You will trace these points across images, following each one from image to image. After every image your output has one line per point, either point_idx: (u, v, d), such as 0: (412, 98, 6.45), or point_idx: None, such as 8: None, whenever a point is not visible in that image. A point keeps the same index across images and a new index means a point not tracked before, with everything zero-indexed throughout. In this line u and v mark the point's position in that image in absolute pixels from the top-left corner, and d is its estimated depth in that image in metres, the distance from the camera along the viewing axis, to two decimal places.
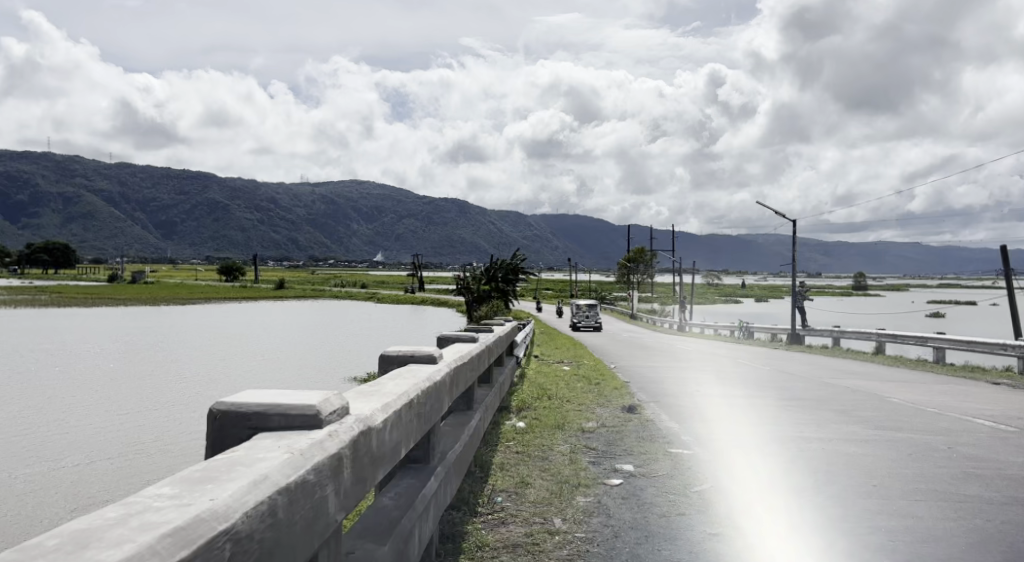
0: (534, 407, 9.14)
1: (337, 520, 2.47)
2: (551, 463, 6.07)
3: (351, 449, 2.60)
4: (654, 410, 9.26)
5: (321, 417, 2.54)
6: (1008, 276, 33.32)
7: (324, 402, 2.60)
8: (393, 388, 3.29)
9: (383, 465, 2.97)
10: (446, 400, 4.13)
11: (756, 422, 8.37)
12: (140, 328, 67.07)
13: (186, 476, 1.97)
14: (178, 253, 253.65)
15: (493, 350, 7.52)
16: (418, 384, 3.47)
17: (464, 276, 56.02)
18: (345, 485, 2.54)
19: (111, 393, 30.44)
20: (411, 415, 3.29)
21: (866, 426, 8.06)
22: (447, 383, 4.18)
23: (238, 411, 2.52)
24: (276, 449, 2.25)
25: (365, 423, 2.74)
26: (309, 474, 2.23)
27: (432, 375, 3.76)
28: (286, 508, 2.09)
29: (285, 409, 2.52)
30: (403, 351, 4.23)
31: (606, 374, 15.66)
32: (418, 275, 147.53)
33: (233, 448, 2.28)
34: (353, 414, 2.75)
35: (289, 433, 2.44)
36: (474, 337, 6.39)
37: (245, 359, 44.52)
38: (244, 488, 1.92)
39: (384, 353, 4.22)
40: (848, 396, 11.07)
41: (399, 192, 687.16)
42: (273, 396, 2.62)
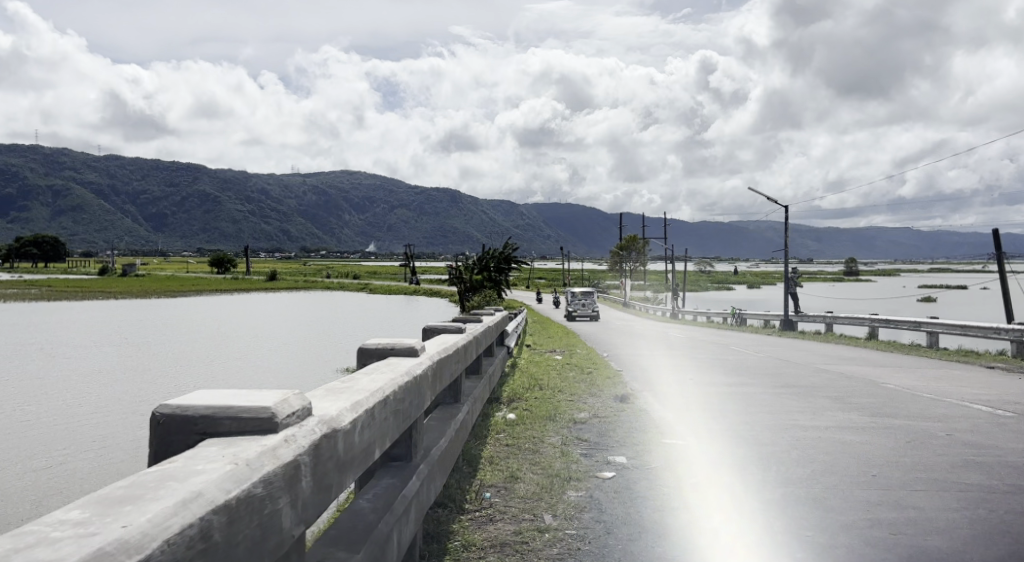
0: (525, 397, 9.00)
1: (293, 534, 2.33)
2: (542, 456, 5.92)
3: (311, 455, 2.47)
4: (647, 398, 9.12)
5: (275, 421, 2.40)
6: (1000, 260, 33.22)
7: (278, 406, 2.46)
8: (366, 385, 3.13)
9: (353, 468, 2.83)
10: (428, 394, 3.97)
11: (751, 410, 8.24)
12: (130, 321, 66.62)
13: (103, 496, 1.83)
14: (170, 246, 253.02)
15: (481, 340, 7.35)
16: (396, 379, 3.31)
17: (457, 266, 55.81)
18: (304, 494, 2.41)
19: (104, 387, 30.31)
20: (386, 413, 3.15)
21: (863, 413, 7.94)
22: (429, 376, 4.01)
23: (182, 416, 2.39)
24: (218, 460, 2.11)
25: (329, 425, 2.60)
26: (254, 488, 2.09)
27: (411, 370, 3.59)
28: (228, 522, 1.97)
29: (236, 414, 2.39)
30: (382, 344, 4.06)
31: (599, 363, 15.49)
32: (411, 266, 147.34)
33: (170, 459, 2.14)
34: (315, 415, 2.61)
35: (235, 440, 2.30)
36: (460, 327, 6.21)
37: (235, 352, 44.20)
38: (169, 509, 1.77)
39: (363, 346, 4.03)
40: (844, 383, 10.94)
41: (391, 182, 686.89)
42: (225, 397, 2.49)
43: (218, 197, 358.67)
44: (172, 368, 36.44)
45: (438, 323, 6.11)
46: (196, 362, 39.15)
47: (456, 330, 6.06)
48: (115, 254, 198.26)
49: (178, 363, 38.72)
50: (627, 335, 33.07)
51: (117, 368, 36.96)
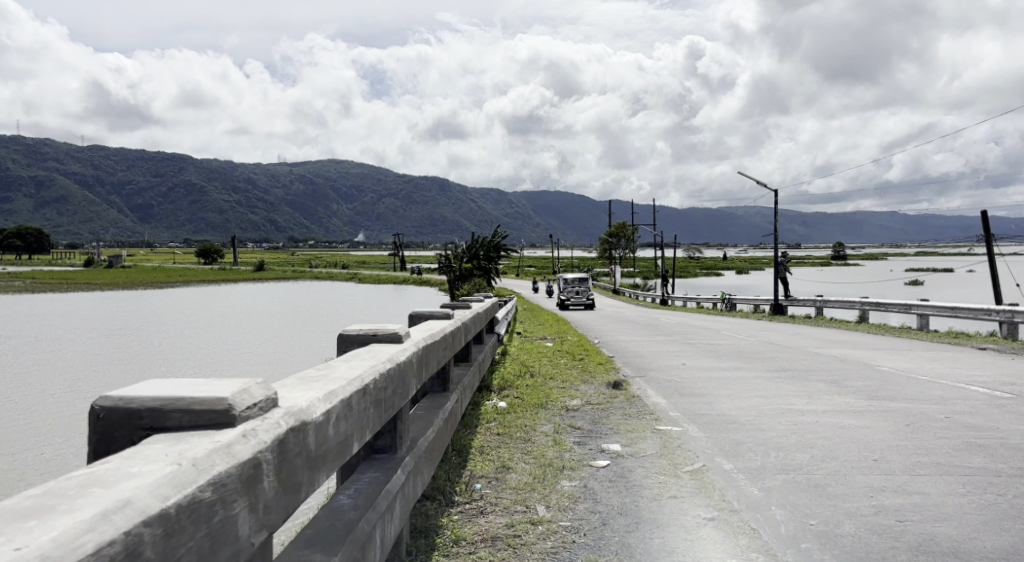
0: (516, 385, 8.82)
1: (251, 543, 2.16)
2: (534, 445, 5.74)
3: (275, 451, 2.29)
4: (639, 384, 8.98)
5: (231, 414, 2.22)
6: (988, 242, 33.17)
7: (236, 396, 2.27)
8: (341, 372, 2.95)
9: (326, 463, 2.65)
10: (414, 381, 3.77)
11: (747, 395, 8.07)
12: (115, 313, 66.02)
13: (14, 507, 1.64)
14: (156, 237, 251.33)
15: (470, 327, 7.16)
16: (376, 366, 3.12)
17: (446, 255, 55.51)
18: (264, 495, 2.23)
19: (93, 379, 30.05)
20: (367, 403, 2.95)
21: (860, 397, 7.80)
22: (414, 362, 3.81)
23: (127, 409, 2.21)
24: (160, 459, 1.94)
25: (296, 418, 2.42)
26: (199, 493, 1.91)
27: (395, 355, 3.40)
28: (167, 531, 1.80)
29: (188, 406, 2.21)
30: (365, 329, 3.86)
31: (590, 350, 15.35)
32: (400, 255, 146.74)
33: (103, 460, 1.95)
34: (280, 406, 2.44)
35: (185, 437, 2.12)
36: (448, 313, 6.01)
37: (220, 344, 43.74)
38: (89, 521, 1.59)
39: (344, 334, 3.83)
40: (837, 366, 10.81)
41: (378, 170, 687.29)
42: (179, 386, 2.31)
43: (205, 187, 356.51)
44: (162, 360, 36.12)
45: (424, 309, 5.91)
46: (186, 354, 38.86)
47: (444, 316, 5.86)
48: (100, 246, 196.76)
49: (169, 355, 38.39)
50: (617, 322, 32.88)
51: (106, 360, 36.60)
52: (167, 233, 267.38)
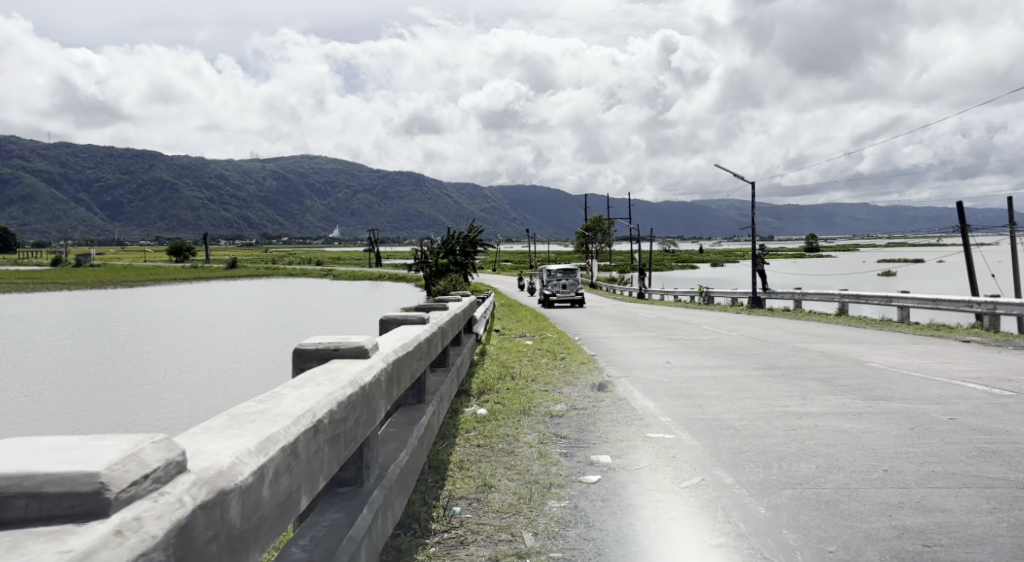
0: (496, 389, 8.38)
1: None
2: (517, 458, 5.31)
3: (161, 542, 1.85)
4: (625, 386, 8.58)
5: (106, 501, 1.77)
6: (965, 233, 33.18)
7: (112, 468, 1.82)
8: (286, 407, 2.59)
9: (250, 535, 2.23)
10: (383, 403, 3.37)
11: (739, 396, 7.72)
12: (85, 312, 64.54)
13: None
14: (126, 234, 246.97)
15: (446, 331, 6.70)
16: (332, 395, 2.77)
17: (422, 250, 55.04)
18: None
19: (66, 379, 29.29)
20: (309, 451, 2.54)
21: (857, 397, 7.46)
22: (382, 381, 3.40)
23: None
24: None
25: (198, 496, 1.98)
26: None
27: (356, 379, 2.98)
28: None
29: (41, 492, 1.74)
30: (325, 343, 3.43)
31: (571, 348, 15.01)
32: (376, 251, 145.46)
33: None
34: (193, 475, 2.03)
35: (29, 540, 1.65)
36: (422, 317, 5.54)
37: (189, 343, 42.76)
38: None
39: (299, 349, 3.39)
40: (826, 363, 10.48)
41: (353, 166, 687.02)
42: (55, 453, 1.89)
43: (175, 183, 352.24)
44: (138, 359, 35.36)
45: (394, 313, 5.45)
46: (162, 352, 38.14)
47: (419, 320, 5.39)
48: (68, 244, 193.37)
49: (145, 354, 37.60)
50: (596, 318, 32.46)
51: (80, 360, 35.83)
52: (137, 231, 263.73)
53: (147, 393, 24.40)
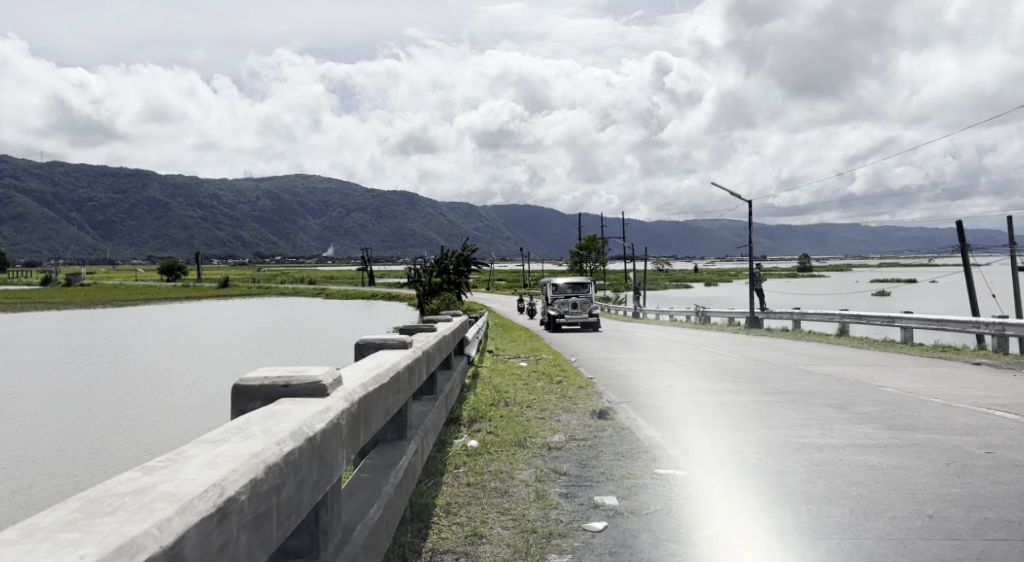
0: (489, 416, 7.82)
1: None
2: (513, 500, 4.73)
3: None
4: (627, 414, 8.06)
5: None
6: (966, 252, 32.69)
7: None
8: (180, 485, 2.09)
9: None
10: (340, 454, 3.00)
11: (750, 426, 7.16)
12: (79, 332, 64.51)
13: None
14: (117, 253, 245.38)
15: (433, 356, 6.13)
16: (253, 464, 2.31)
17: (415, 269, 54.58)
18: None
19: (58, 420, 29.29)
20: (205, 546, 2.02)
21: (879, 426, 6.92)
22: (342, 431, 3.03)
23: None
24: None
25: None
26: None
27: (303, 431, 2.65)
28: None
29: None
30: (274, 379, 3.12)
31: (568, 370, 14.48)
32: (368, 271, 144.41)
33: None
34: None
35: None
36: (404, 341, 4.99)
37: (181, 367, 42.64)
38: None
39: (244, 387, 3.07)
40: (838, 387, 9.91)
41: (347, 185, 687.37)
42: None
43: (169, 202, 351.89)
44: (132, 392, 35.12)
45: (370, 337, 4.91)
46: (154, 381, 38.04)
47: (400, 343, 4.86)
48: (59, 264, 191.94)
49: (139, 384, 37.46)
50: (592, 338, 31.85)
51: (72, 394, 35.70)
52: (130, 249, 262.46)
53: (136, 435, 24.37)
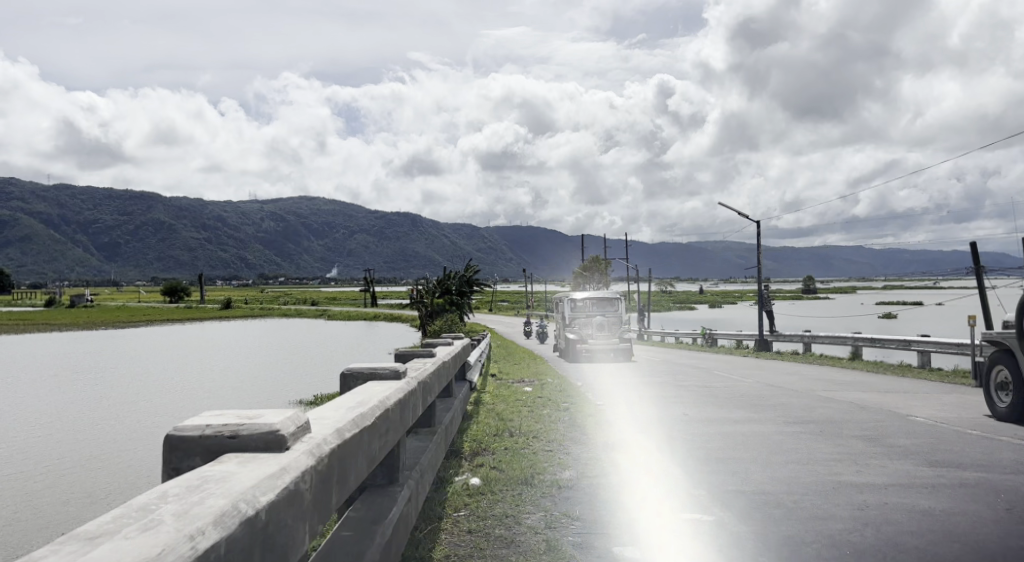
0: (494, 449, 7.27)
1: None
2: (519, 551, 4.19)
3: None
4: (641, 446, 7.52)
5: None
6: (981, 274, 31.99)
7: None
8: None
9: None
10: (287, 521, 2.68)
11: (779, 460, 6.62)
12: (85, 353, 64.04)
13: None
14: (121, 275, 244.79)
15: (430, 386, 5.59)
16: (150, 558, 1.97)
17: (418, 289, 54.07)
18: None
19: (69, 441, 28.93)
20: None
21: (921, 462, 6.37)
22: (292, 496, 2.72)
23: None
24: None
25: None
26: None
27: (225, 507, 2.32)
28: None
29: None
30: (216, 432, 2.88)
31: (576, 396, 13.89)
32: (371, 291, 143.52)
33: None
34: None
35: None
36: (399, 372, 4.49)
37: (189, 387, 42.14)
38: None
39: (186, 440, 2.84)
40: (865, 417, 9.33)
41: (352, 206, 687.97)
42: None
43: (174, 223, 352.16)
44: (139, 412, 34.68)
45: (356, 365, 4.47)
46: (162, 401, 37.62)
47: (393, 373, 4.37)
48: (61, 285, 191.11)
49: (147, 404, 37.08)
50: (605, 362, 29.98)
51: (79, 414, 35.35)
52: (133, 270, 261.84)
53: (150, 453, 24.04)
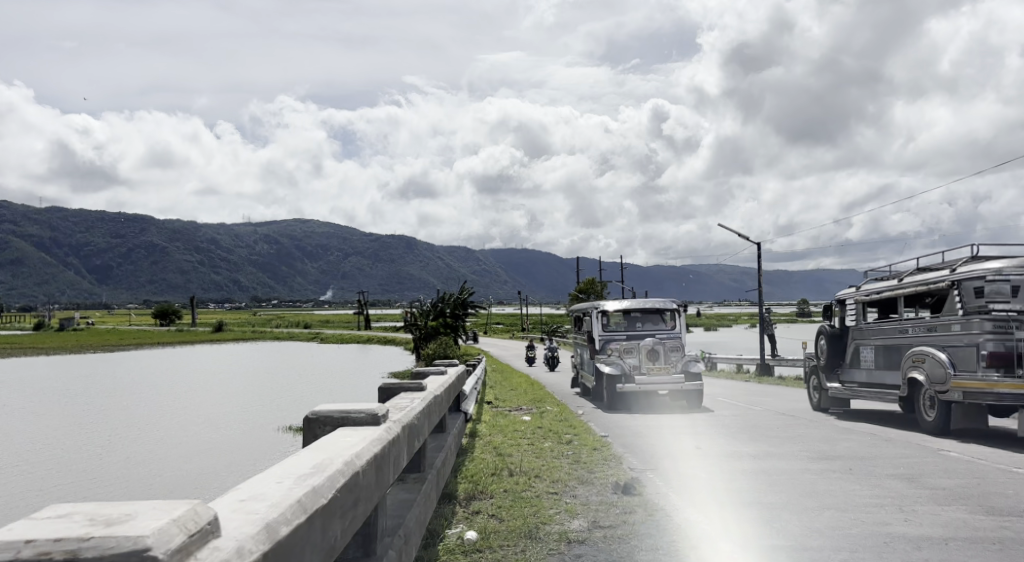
0: (494, 492, 6.64)
1: None
2: None
3: None
4: (656, 488, 6.89)
5: None
6: None
7: None
8: None
9: None
10: None
11: (815, 508, 5.90)
12: (74, 377, 62.90)
13: None
14: (113, 298, 242.47)
15: (420, 431, 5.01)
16: None
17: (411, 312, 53.23)
18: None
19: (58, 466, 28.12)
20: None
21: (976, 510, 5.62)
22: None
23: None
24: None
25: None
26: None
27: None
28: None
29: None
30: (46, 547, 2.05)
31: (577, 427, 13.20)
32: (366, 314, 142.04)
33: None
34: None
35: None
36: (374, 416, 4.13)
37: (179, 411, 41.26)
38: None
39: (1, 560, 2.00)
40: (896, 451, 8.60)
41: (347, 229, 687.90)
42: None
43: (167, 247, 351.05)
44: (131, 436, 33.82)
45: (324, 409, 4.14)
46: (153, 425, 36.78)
47: (370, 418, 4.08)
48: (52, 308, 188.99)
49: (137, 428, 36.18)
50: (638, 409, 22.88)
51: (66, 438, 34.43)
52: (126, 293, 260.20)
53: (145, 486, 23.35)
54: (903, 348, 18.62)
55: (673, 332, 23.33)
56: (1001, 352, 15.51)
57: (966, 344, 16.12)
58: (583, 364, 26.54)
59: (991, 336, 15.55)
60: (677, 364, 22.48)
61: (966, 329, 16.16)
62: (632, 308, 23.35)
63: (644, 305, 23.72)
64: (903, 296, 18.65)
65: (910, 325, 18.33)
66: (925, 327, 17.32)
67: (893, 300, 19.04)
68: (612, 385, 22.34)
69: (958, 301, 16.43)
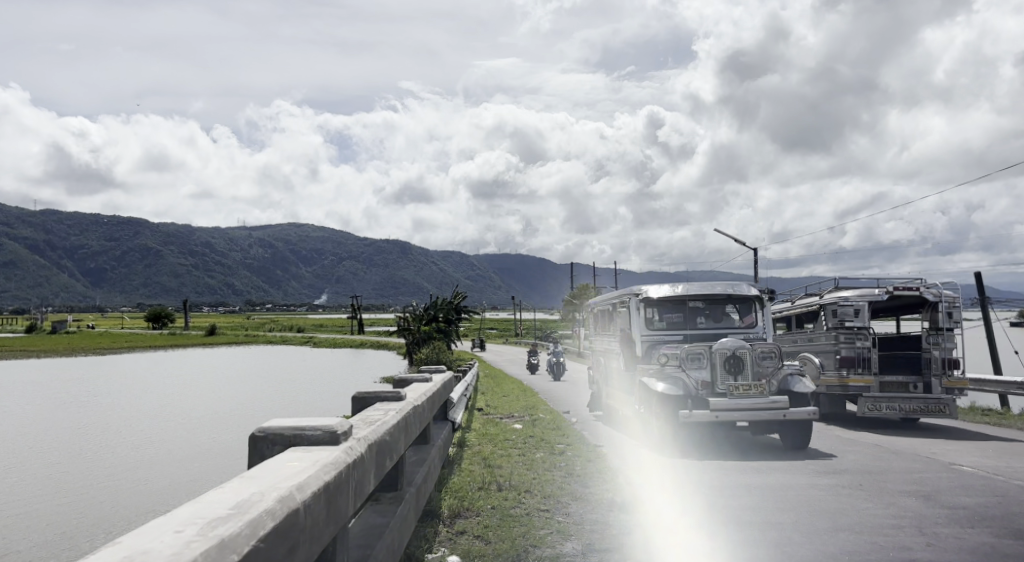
0: (485, 522, 6.46)
1: None
2: None
3: None
4: (651, 507, 6.77)
5: None
6: (985, 305, 30.73)
7: None
8: None
9: None
10: None
11: (831, 530, 5.79)
12: (65, 380, 62.43)
13: None
14: (106, 301, 241.50)
15: (386, 449, 4.96)
16: None
17: (404, 316, 52.81)
18: None
19: (44, 467, 27.99)
20: None
21: (1002, 532, 5.59)
22: None
23: None
24: None
25: None
26: None
27: None
28: None
29: None
30: None
31: (567, 435, 13.00)
32: (360, 319, 140.95)
33: None
34: None
35: None
36: (332, 436, 4.13)
37: (169, 414, 40.87)
38: None
39: None
40: (904, 461, 8.42)
41: (341, 234, 687.56)
42: None
43: (161, 251, 349.88)
44: (118, 439, 33.62)
45: (275, 424, 4.09)
46: (142, 427, 36.58)
47: (327, 437, 4.09)
48: (43, 310, 187.41)
49: (124, 431, 35.86)
50: (702, 444, 16.69)
51: (53, 440, 34.20)
52: (119, 296, 258.94)
53: (130, 490, 23.27)
54: (795, 355, 23.12)
55: (750, 332, 18.10)
56: (850, 356, 20.07)
57: (829, 349, 20.83)
58: (612, 379, 20.49)
59: (842, 342, 20.18)
60: (771, 379, 16.27)
61: (830, 339, 20.84)
62: (691, 298, 18.13)
63: (709, 296, 18.20)
64: (794, 314, 23.64)
65: (798, 337, 22.91)
66: (804, 338, 22.10)
67: (789, 318, 23.74)
68: (674, 410, 16.10)
69: (826, 319, 21.11)
